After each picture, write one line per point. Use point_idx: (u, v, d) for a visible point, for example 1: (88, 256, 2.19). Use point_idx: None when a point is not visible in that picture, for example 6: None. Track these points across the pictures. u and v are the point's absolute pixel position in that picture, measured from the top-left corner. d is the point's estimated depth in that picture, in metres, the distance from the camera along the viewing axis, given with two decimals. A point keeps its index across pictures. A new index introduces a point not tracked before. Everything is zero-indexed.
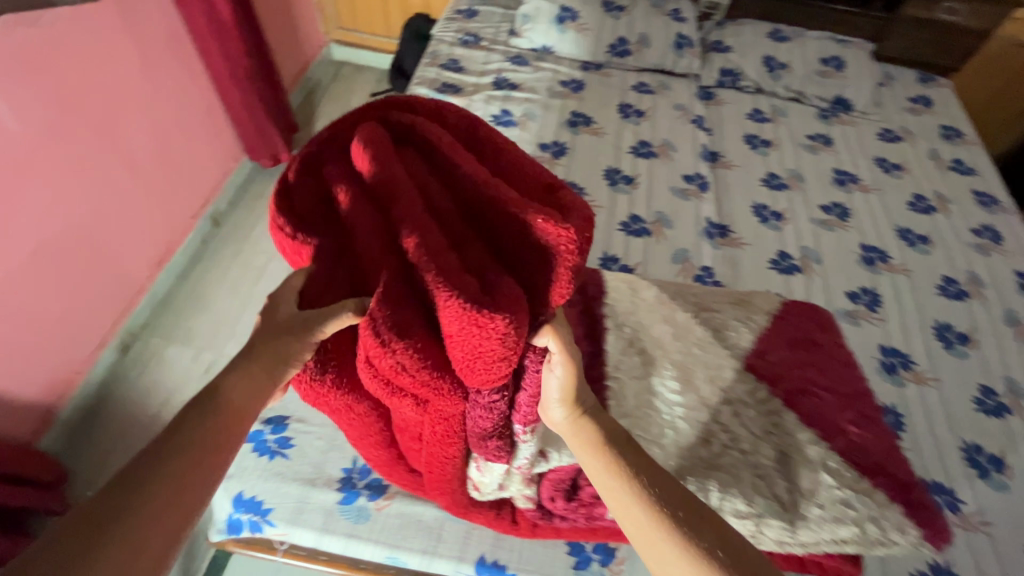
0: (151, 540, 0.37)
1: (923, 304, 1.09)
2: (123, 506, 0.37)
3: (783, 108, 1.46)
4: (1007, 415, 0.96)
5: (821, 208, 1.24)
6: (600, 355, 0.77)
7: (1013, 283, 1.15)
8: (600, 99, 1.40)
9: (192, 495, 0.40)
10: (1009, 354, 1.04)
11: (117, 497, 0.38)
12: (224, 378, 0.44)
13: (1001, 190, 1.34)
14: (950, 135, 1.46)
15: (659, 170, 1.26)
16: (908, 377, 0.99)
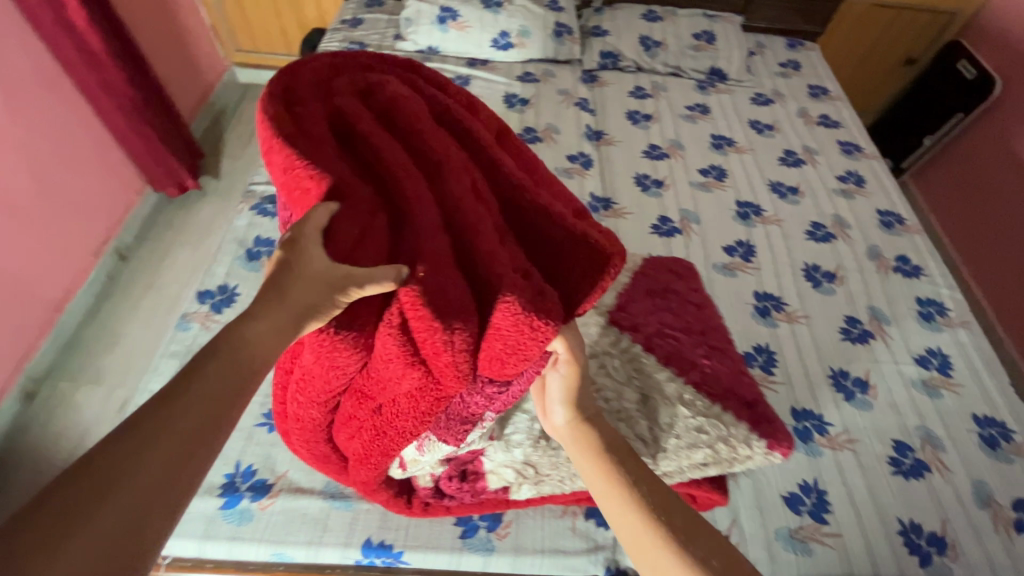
0: (161, 498, 0.34)
1: (794, 249, 1.18)
2: (125, 465, 0.33)
3: (662, 84, 1.53)
4: (871, 340, 1.04)
5: (699, 171, 1.31)
6: None
7: (874, 221, 1.25)
8: (486, 92, 1.45)
9: (191, 470, 0.35)
10: (871, 284, 1.13)
11: (115, 453, 0.34)
12: (249, 325, 0.41)
13: (863, 138, 1.45)
14: (816, 93, 1.57)
15: (545, 153, 1.31)
16: (780, 317, 1.06)
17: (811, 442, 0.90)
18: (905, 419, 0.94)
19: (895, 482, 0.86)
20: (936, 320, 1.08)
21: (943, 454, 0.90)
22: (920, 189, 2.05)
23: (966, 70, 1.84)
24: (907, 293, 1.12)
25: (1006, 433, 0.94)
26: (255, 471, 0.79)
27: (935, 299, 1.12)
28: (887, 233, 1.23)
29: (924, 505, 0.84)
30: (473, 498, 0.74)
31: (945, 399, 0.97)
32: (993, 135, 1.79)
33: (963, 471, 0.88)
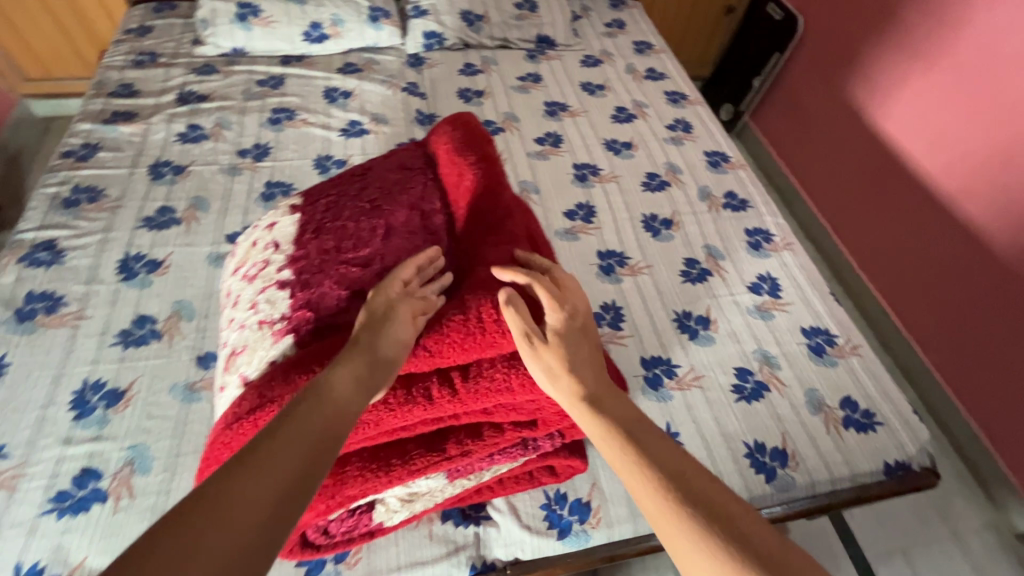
0: (246, 536, 0.40)
1: (632, 203, 1.20)
2: (244, 483, 0.43)
3: (492, 59, 1.51)
4: (709, 277, 1.08)
5: (536, 141, 1.30)
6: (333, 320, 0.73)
7: (703, 163, 1.31)
8: (303, 89, 1.34)
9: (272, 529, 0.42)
10: (705, 225, 1.18)
11: (238, 473, 0.43)
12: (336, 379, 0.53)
13: (687, 86, 1.51)
14: (642, 49, 1.61)
15: (372, 146, 1.23)
16: (623, 273, 1.07)
17: (662, 388, 0.92)
18: (743, 346, 0.99)
19: (739, 407, 0.90)
20: (764, 247, 1.15)
21: (778, 370, 0.96)
22: (760, 127, 2.19)
23: (774, 11, 2.02)
24: (737, 226, 1.18)
25: (830, 339, 1.02)
26: (43, 569, 0.66)
27: (761, 228, 1.19)
28: (715, 173, 1.29)
29: (766, 424, 0.89)
30: (345, 531, 0.68)
31: (776, 318, 1.04)
32: (809, 68, 1.94)
33: (796, 383, 0.94)
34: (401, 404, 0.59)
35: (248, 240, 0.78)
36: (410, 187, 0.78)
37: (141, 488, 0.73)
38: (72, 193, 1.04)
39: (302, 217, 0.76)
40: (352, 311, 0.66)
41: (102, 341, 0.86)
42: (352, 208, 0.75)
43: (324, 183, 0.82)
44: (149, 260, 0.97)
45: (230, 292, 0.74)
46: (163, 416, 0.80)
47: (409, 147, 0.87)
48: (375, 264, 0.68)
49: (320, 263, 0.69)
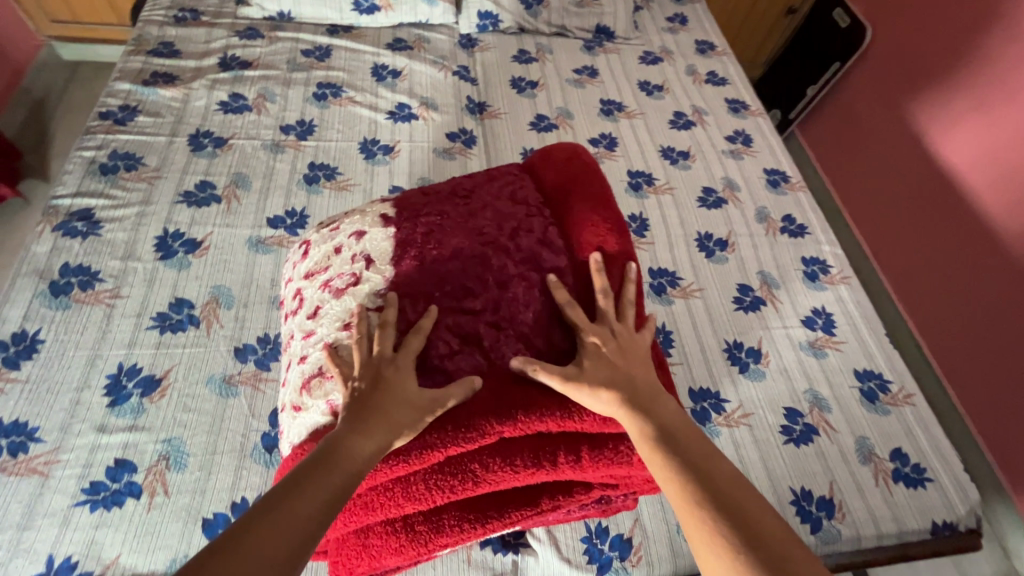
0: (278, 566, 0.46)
1: (686, 219, 1.15)
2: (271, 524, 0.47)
3: (548, 47, 1.44)
4: (762, 306, 1.04)
5: (589, 142, 1.24)
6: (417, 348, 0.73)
7: (761, 181, 1.25)
8: (350, 64, 1.27)
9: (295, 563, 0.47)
10: (761, 249, 1.13)
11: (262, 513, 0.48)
12: (356, 439, 0.55)
13: (749, 94, 1.43)
14: (704, 49, 1.53)
15: (420, 133, 1.18)
16: (675, 294, 1.03)
17: (709, 422, 0.89)
18: (795, 384, 0.95)
19: (787, 450, 0.88)
20: (820, 279, 1.10)
21: (829, 414, 0.92)
22: (808, 139, 2.11)
23: (840, 18, 1.91)
24: (793, 253, 1.13)
25: (883, 384, 0.98)
26: (75, 565, 0.64)
27: (818, 257, 1.14)
28: (774, 193, 1.23)
29: (813, 471, 0.86)
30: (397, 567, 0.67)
31: (829, 357, 1.00)
32: (869, 82, 1.85)
33: (847, 429, 0.91)
34: (524, 468, 0.62)
35: (327, 245, 0.79)
36: (523, 226, 0.76)
37: (177, 485, 0.71)
38: (108, 158, 0.99)
39: (398, 233, 0.75)
40: (462, 356, 0.66)
41: (138, 324, 0.83)
42: (459, 239, 0.74)
43: (419, 198, 0.82)
44: (187, 239, 0.93)
45: (305, 297, 0.75)
46: (200, 410, 0.77)
47: (516, 175, 0.86)
48: (490, 313, 0.69)
49: (427, 299, 0.69)
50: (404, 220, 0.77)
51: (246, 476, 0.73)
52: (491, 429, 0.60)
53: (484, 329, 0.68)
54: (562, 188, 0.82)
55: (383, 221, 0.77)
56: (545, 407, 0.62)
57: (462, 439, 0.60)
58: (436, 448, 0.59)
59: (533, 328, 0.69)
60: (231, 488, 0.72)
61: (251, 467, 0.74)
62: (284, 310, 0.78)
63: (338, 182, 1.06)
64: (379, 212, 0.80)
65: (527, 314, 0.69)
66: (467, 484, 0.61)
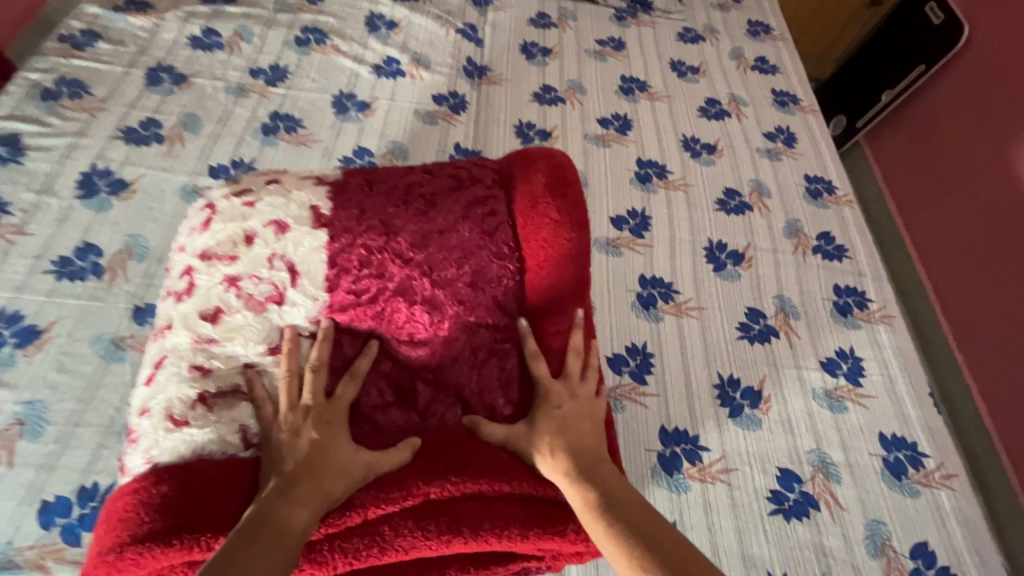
0: None
1: (698, 222, 0.96)
2: None
3: (572, 12, 1.26)
4: (773, 339, 0.85)
5: (599, 122, 1.07)
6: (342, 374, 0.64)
7: (800, 190, 1.04)
8: (344, 10, 1.14)
9: None
10: (785, 269, 0.93)
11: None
12: (285, 509, 0.47)
13: (803, 88, 1.22)
14: (757, 31, 1.31)
15: (404, 92, 1.04)
16: (666, 309, 0.86)
17: (678, 473, 0.72)
18: (798, 441, 0.76)
19: (774, 523, 0.70)
20: (854, 314, 0.90)
21: (837, 485, 0.73)
22: (873, 152, 1.83)
23: (934, 14, 1.65)
24: (825, 279, 0.93)
25: (916, 457, 0.77)
26: None
27: (855, 288, 0.93)
28: (813, 205, 1.02)
29: (802, 556, 0.68)
30: None
31: (849, 413, 0.80)
32: (957, 93, 1.58)
33: (857, 508, 0.72)
34: (444, 538, 0.51)
35: (235, 225, 0.61)
36: (485, 271, 0.61)
37: (24, 457, 0.61)
38: (53, 83, 0.90)
39: (329, 247, 0.59)
40: (395, 410, 0.60)
41: (34, 266, 0.74)
42: (407, 277, 0.60)
43: (361, 195, 0.62)
44: (115, 179, 0.83)
45: (198, 285, 0.59)
46: (76, 372, 0.67)
47: (491, 185, 0.64)
48: (432, 369, 0.62)
49: (366, 337, 0.61)
50: (338, 230, 0.60)
51: (104, 458, 0.62)
52: (418, 490, 0.52)
53: (423, 386, 0.61)
54: (537, 234, 0.62)
55: (317, 221, 0.60)
56: (483, 472, 0.54)
57: (384, 500, 0.51)
58: (351, 506, 0.51)
59: (474, 391, 0.62)
60: (83, 470, 0.61)
61: (115, 447, 0.63)
62: (167, 286, 0.62)
63: (298, 136, 0.94)
64: (309, 203, 0.61)
65: (469, 374, 0.62)
66: (370, 550, 0.51)
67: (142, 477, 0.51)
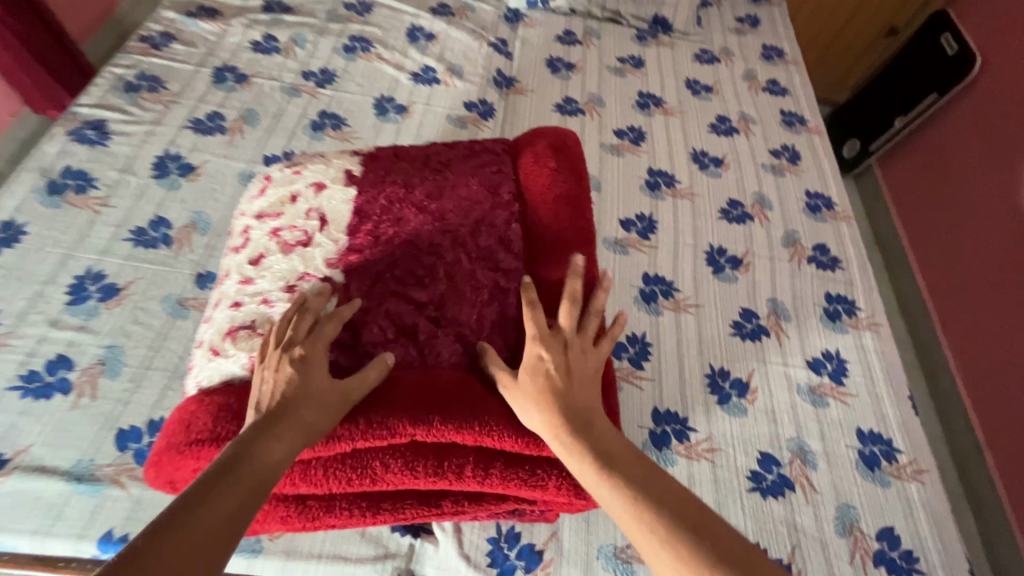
0: None
1: (701, 228, 1.04)
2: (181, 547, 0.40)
3: (597, 31, 1.36)
4: (763, 338, 0.93)
5: (615, 133, 1.16)
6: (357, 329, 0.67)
7: (800, 204, 1.11)
8: (388, 22, 1.26)
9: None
10: (779, 276, 1.00)
11: (145, 552, 0.39)
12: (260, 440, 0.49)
13: (811, 110, 1.29)
14: (770, 55, 1.40)
15: (438, 98, 1.14)
16: (666, 305, 0.94)
17: (667, 449, 0.79)
18: (780, 430, 0.83)
19: (751, 499, 0.77)
20: (842, 320, 0.97)
21: (812, 471, 0.80)
22: (885, 176, 1.90)
23: (947, 44, 1.69)
24: (817, 287, 1.00)
25: (891, 452, 0.84)
26: None
27: (845, 296, 1.00)
28: (811, 219, 1.09)
29: (775, 529, 0.75)
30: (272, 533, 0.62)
31: (830, 408, 0.87)
32: (968, 121, 1.63)
33: (830, 492, 0.79)
34: (430, 475, 0.57)
35: (284, 189, 0.74)
36: (488, 218, 0.71)
37: (104, 391, 0.72)
38: (135, 78, 1.03)
39: (359, 197, 0.71)
40: (395, 345, 0.62)
41: (116, 234, 0.85)
42: (420, 221, 0.69)
43: (391, 160, 0.76)
44: (184, 163, 0.95)
45: (250, 238, 0.70)
46: (147, 325, 0.78)
47: (498, 154, 0.78)
48: (433, 306, 0.65)
49: (375, 276, 0.66)
50: (368, 185, 0.72)
51: (169, 398, 0.73)
52: (402, 430, 0.55)
53: (423, 322, 0.64)
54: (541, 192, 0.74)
55: (350, 178, 0.73)
56: (465, 418, 0.57)
57: (372, 435, 0.55)
58: (341, 440, 0.55)
59: (470, 329, 0.65)
60: (152, 406, 0.72)
61: (179, 390, 0.74)
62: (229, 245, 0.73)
63: (343, 133, 1.05)
64: (346, 165, 0.75)
65: (468, 316, 0.65)
66: (365, 480, 0.57)
67: (192, 398, 0.58)
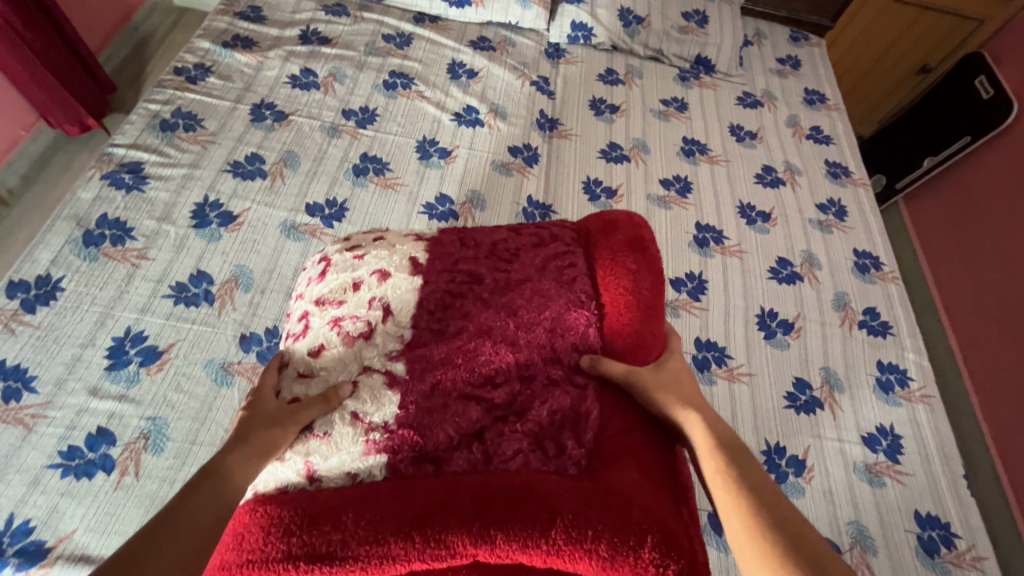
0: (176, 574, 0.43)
1: (751, 289, 1.02)
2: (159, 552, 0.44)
3: (639, 70, 1.34)
4: (818, 410, 0.91)
5: (661, 182, 1.14)
6: (428, 410, 0.61)
7: (849, 264, 1.09)
8: (428, 56, 1.22)
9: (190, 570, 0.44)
10: (831, 342, 0.98)
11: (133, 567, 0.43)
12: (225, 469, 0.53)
13: (855, 161, 1.27)
14: (813, 100, 1.37)
15: (481, 141, 1.11)
16: (719, 373, 0.91)
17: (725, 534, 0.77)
18: (838, 512, 0.82)
19: None
20: (895, 392, 0.95)
21: (873, 558, 0.78)
22: (912, 214, 1.89)
23: (982, 88, 1.66)
24: (869, 355, 0.98)
25: (949, 538, 0.82)
26: (32, 530, 0.63)
27: (898, 365, 0.98)
28: (860, 280, 1.07)
29: None
30: None
31: (887, 489, 0.85)
32: (1001, 168, 1.61)
33: None
34: None
35: (346, 275, 0.70)
36: (563, 318, 0.67)
37: (149, 469, 0.69)
38: (171, 115, 0.99)
39: (424, 287, 0.69)
40: (460, 453, 0.59)
41: (155, 290, 0.81)
42: (490, 316, 0.67)
43: (457, 248, 0.73)
44: (224, 211, 0.91)
45: (310, 326, 0.68)
46: (191, 393, 0.75)
47: (569, 243, 0.75)
48: (509, 411, 0.63)
49: (439, 376, 0.63)
50: (435, 280, 0.70)
51: None
52: (463, 550, 0.51)
53: (501, 428, 0.61)
54: (629, 292, 0.69)
55: (415, 266, 0.71)
56: (531, 533, 0.51)
57: (431, 557, 0.50)
58: (396, 560, 0.50)
59: (546, 431, 0.61)
60: None
61: None
62: (287, 328, 0.71)
63: (386, 178, 1.02)
64: (407, 250, 0.72)
65: (539, 413, 0.62)
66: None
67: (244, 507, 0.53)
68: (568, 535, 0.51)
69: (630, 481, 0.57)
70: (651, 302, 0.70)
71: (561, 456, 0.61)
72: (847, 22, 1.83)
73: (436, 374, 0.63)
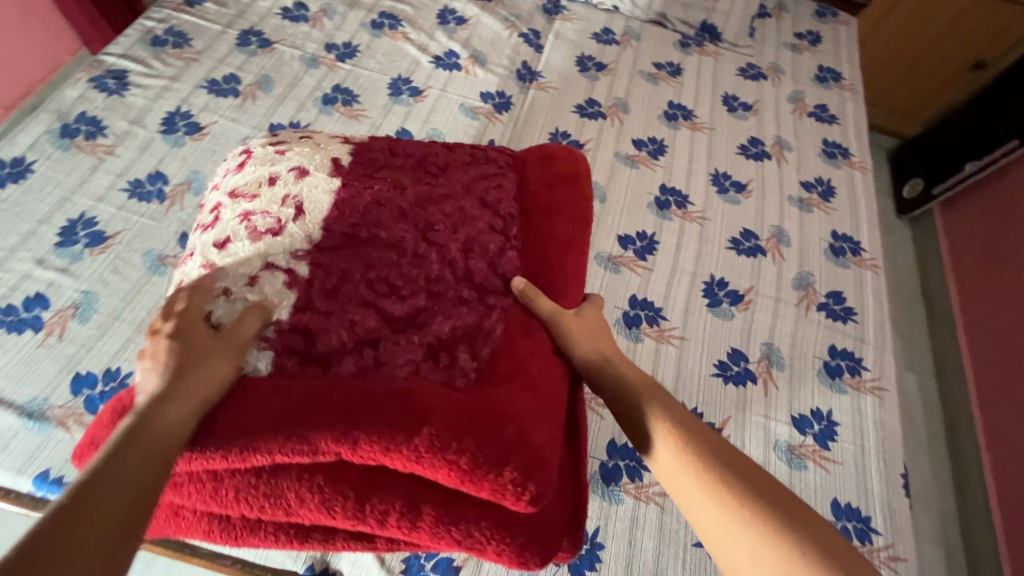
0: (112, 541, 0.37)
1: (705, 256, 0.97)
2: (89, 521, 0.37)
3: (637, 32, 1.29)
4: (748, 383, 0.86)
5: (634, 142, 1.10)
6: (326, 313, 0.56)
7: (823, 245, 1.02)
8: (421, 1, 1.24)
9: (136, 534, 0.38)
10: (782, 320, 0.93)
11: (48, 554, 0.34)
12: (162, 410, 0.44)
13: (857, 143, 1.18)
14: (825, 77, 1.28)
15: (455, 84, 1.11)
16: (648, 332, 0.88)
17: (615, 484, 0.75)
18: None
19: (695, 554, 0.71)
20: (843, 378, 0.88)
21: None
22: (946, 223, 1.73)
23: None
24: (822, 338, 0.92)
25: (865, 531, 0.76)
26: None
27: (852, 353, 0.91)
28: (832, 263, 1.00)
29: None
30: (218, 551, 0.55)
31: (808, 472, 0.79)
32: None
33: None
34: (347, 517, 0.48)
35: (263, 168, 0.67)
36: (478, 237, 0.64)
37: (72, 334, 0.75)
38: (163, 32, 1.06)
39: (340, 188, 0.65)
40: (350, 357, 0.54)
41: (114, 183, 0.88)
42: (405, 227, 0.63)
43: (382, 156, 0.71)
44: (192, 121, 0.97)
45: (221, 219, 0.63)
46: (125, 276, 0.80)
47: (501, 166, 0.73)
48: (410, 322, 0.57)
49: (341, 276, 0.59)
50: (352, 183, 0.66)
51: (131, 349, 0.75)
52: (325, 447, 0.46)
53: (398, 339, 0.56)
54: (549, 223, 0.68)
55: (336, 167, 0.67)
56: (393, 437, 0.46)
57: (290, 449, 0.46)
58: (257, 452, 0.46)
59: (444, 343, 0.56)
60: (113, 355, 0.74)
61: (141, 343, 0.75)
62: (197, 222, 0.66)
63: (352, 109, 1.04)
64: (331, 151, 0.69)
65: (441, 327, 0.57)
66: (280, 509, 0.48)
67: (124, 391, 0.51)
68: (432, 445, 0.46)
69: (517, 403, 0.52)
70: (573, 235, 0.68)
71: (451, 367, 0.55)
72: (889, 8, 1.69)
73: (341, 279, 0.59)
